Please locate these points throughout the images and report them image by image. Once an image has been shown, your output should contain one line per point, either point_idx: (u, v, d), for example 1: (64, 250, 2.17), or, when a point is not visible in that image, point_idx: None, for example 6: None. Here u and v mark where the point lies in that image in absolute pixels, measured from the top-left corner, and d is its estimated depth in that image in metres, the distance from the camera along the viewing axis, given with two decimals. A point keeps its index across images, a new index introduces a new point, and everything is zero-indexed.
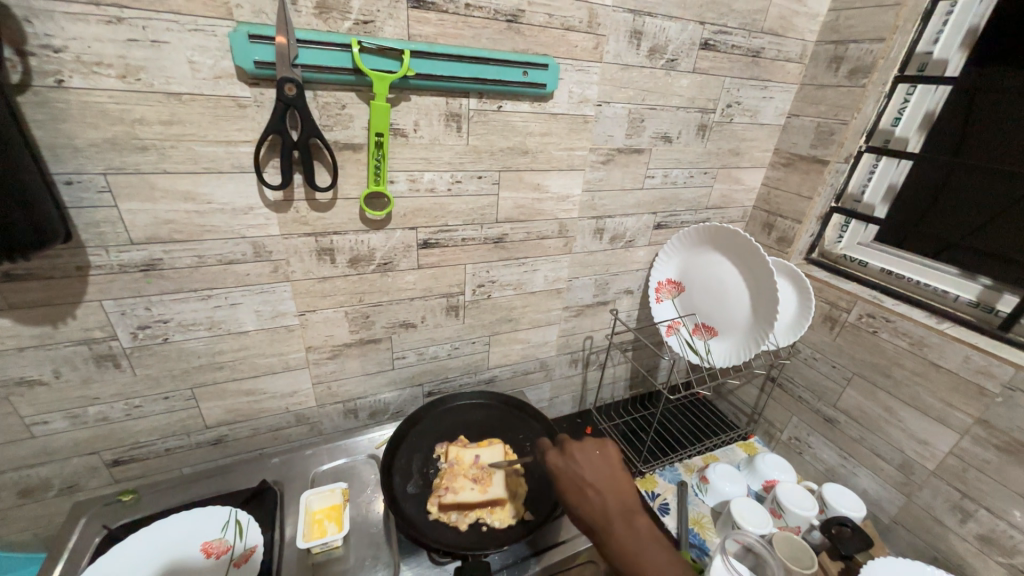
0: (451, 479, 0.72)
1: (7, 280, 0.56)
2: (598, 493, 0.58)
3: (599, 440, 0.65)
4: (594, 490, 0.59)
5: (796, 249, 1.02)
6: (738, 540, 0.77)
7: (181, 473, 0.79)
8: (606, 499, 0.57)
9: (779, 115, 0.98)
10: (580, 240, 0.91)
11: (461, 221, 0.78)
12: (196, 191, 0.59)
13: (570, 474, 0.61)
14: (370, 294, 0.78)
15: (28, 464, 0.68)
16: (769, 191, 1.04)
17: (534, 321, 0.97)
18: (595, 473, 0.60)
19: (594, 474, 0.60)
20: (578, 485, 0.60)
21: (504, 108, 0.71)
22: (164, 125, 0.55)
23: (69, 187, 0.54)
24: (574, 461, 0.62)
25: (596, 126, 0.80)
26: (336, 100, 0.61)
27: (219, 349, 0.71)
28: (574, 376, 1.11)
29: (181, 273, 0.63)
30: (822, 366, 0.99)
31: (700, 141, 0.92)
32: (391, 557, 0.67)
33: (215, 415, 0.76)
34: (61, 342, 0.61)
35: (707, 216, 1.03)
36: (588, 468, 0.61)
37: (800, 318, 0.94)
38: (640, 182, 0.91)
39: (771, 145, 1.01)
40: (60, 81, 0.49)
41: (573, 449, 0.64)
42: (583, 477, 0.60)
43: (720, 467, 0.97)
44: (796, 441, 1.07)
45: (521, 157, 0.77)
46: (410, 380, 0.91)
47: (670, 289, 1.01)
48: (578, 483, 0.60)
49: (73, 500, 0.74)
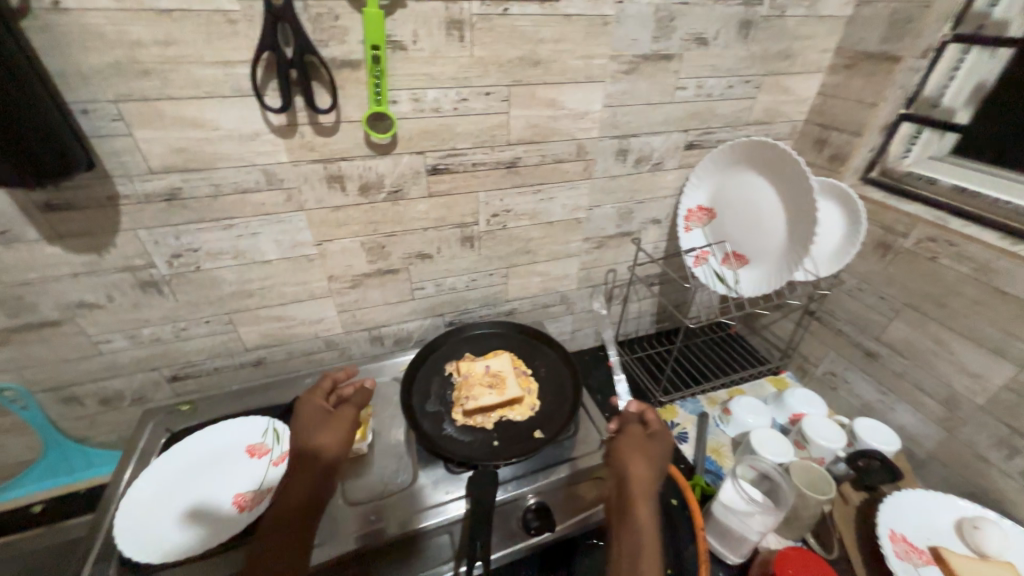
0: (468, 388, 0.77)
1: (50, 210, 0.61)
2: (654, 465, 0.68)
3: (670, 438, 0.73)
4: (653, 462, 0.68)
5: (851, 167, 0.90)
6: (753, 466, 0.76)
7: (230, 390, 0.88)
8: (656, 471, 0.67)
9: (844, 4, 0.83)
10: (601, 163, 0.85)
11: (470, 144, 0.74)
12: (202, 117, 0.60)
13: (640, 453, 0.68)
14: (384, 224, 0.78)
15: (102, 377, 0.78)
16: (824, 101, 0.91)
17: (553, 253, 0.95)
18: (662, 457, 0.70)
19: (662, 456, 0.70)
20: (648, 450, 0.69)
21: (510, 11, 0.65)
22: (162, 46, 0.54)
23: (85, 117, 0.56)
24: (650, 451, 0.69)
25: (617, 28, 0.71)
26: (327, 11, 0.58)
27: (247, 277, 0.75)
28: (596, 309, 1.09)
29: (202, 203, 0.66)
30: (868, 298, 0.90)
31: (742, 42, 0.80)
32: (412, 465, 0.72)
33: (252, 339, 0.83)
34: (108, 268, 0.67)
35: (747, 133, 0.93)
36: (661, 450, 0.70)
37: (846, 244, 0.85)
38: (669, 95, 0.82)
39: (832, 43, 0.87)
40: (55, 2, 0.49)
41: (665, 437, 0.72)
42: (652, 452, 0.70)
43: (743, 399, 0.95)
44: (831, 376, 1.02)
45: (533, 68, 0.70)
46: (430, 310, 0.93)
47: (700, 216, 0.93)
48: (643, 472, 0.65)
49: (144, 409, 0.85)
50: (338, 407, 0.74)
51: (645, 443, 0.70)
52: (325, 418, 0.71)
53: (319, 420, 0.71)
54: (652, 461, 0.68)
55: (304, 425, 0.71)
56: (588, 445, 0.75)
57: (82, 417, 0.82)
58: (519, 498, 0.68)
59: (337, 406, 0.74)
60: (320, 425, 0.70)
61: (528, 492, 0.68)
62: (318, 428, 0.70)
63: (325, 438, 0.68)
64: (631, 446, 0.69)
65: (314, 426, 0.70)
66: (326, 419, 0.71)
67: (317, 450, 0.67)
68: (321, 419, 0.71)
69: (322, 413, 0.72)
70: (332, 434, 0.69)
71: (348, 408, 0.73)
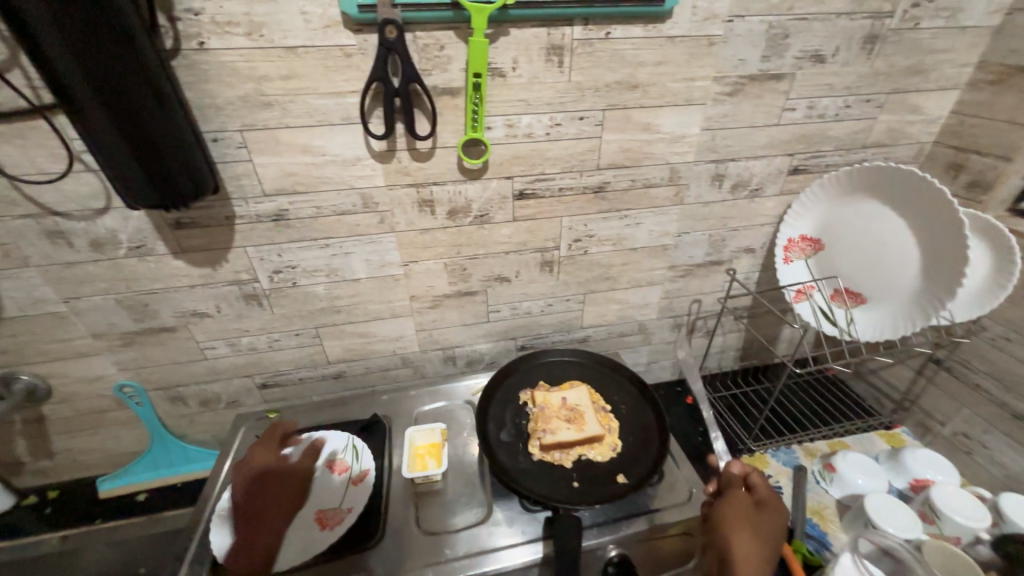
0: (545, 421, 0.73)
1: (179, 227, 0.67)
2: (762, 539, 0.60)
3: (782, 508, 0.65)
4: (759, 536, 0.60)
5: (997, 196, 0.78)
6: (872, 540, 0.66)
7: (311, 400, 0.91)
8: (763, 547, 0.59)
9: (994, 12, 0.72)
10: (694, 188, 0.80)
11: (559, 169, 0.73)
12: (313, 144, 0.63)
13: (744, 520, 0.62)
14: (468, 246, 0.78)
15: (204, 380, 0.84)
16: (962, 120, 0.80)
17: (634, 280, 0.90)
18: (769, 530, 0.62)
19: (771, 529, 0.62)
20: (754, 521, 0.62)
21: (612, 35, 0.63)
22: (285, 79, 0.58)
23: (215, 144, 0.61)
24: (756, 520, 0.62)
25: (724, 48, 0.67)
26: (434, 41, 0.59)
27: (337, 294, 0.78)
28: (675, 341, 1.02)
29: (304, 223, 0.70)
30: (1019, 350, 0.76)
31: (865, 58, 0.72)
32: (485, 497, 0.70)
33: (335, 352, 0.86)
34: (219, 281, 0.73)
35: (863, 156, 0.83)
36: (769, 522, 0.62)
37: (990, 288, 0.73)
38: (775, 116, 0.75)
39: (974, 55, 0.76)
40: (201, 43, 0.54)
41: (774, 508, 0.64)
42: (758, 523, 0.62)
43: (851, 456, 0.83)
44: (964, 437, 0.86)
45: (630, 91, 0.68)
46: (503, 333, 0.92)
47: (803, 247, 0.84)
48: (749, 542, 0.59)
49: (236, 412, 0.90)
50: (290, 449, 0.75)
51: (750, 513, 0.63)
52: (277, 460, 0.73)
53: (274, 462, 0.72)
54: (759, 534, 0.60)
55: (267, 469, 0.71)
56: (673, 497, 0.70)
57: (184, 415, 0.89)
58: (600, 547, 0.64)
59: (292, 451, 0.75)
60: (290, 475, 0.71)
61: (609, 542, 0.64)
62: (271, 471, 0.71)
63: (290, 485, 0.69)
64: (736, 512, 0.63)
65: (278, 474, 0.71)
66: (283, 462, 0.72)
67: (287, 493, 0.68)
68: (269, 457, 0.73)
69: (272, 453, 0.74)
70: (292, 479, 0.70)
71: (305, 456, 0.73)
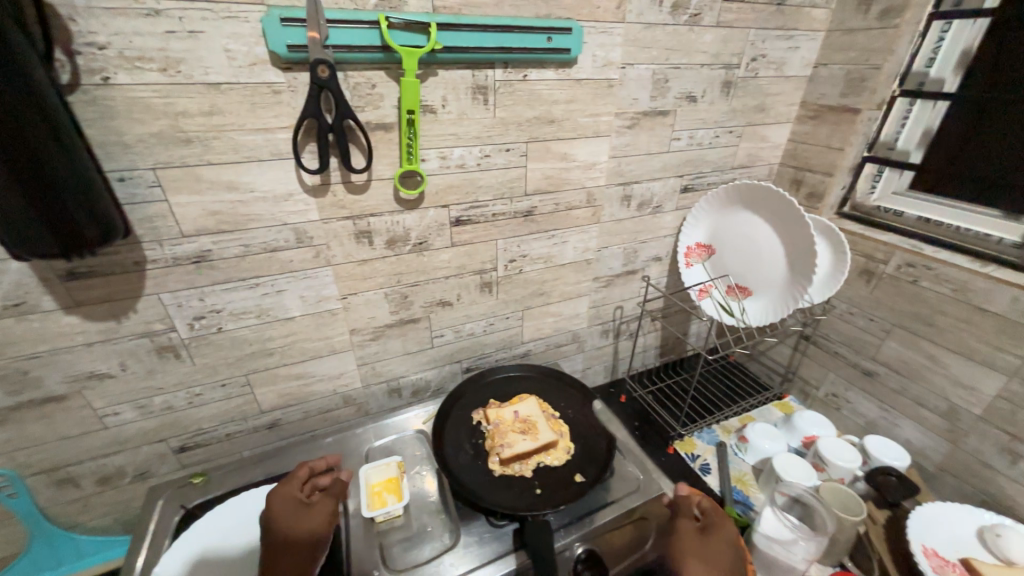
0: (502, 436, 0.76)
1: (72, 278, 0.59)
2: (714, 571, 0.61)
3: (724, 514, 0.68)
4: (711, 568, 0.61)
5: (828, 203, 1.00)
6: (784, 492, 0.78)
7: (242, 457, 0.83)
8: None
9: (806, 66, 0.95)
10: (609, 208, 0.91)
11: (491, 196, 0.78)
12: (239, 180, 0.61)
13: (696, 548, 0.64)
14: (408, 274, 0.79)
15: (104, 454, 0.72)
16: (797, 146, 1.02)
17: (566, 294, 0.98)
18: (721, 557, 0.63)
19: (721, 556, 0.63)
20: (705, 553, 0.63)
21: (529, 77, 0.71)
22: (207, 116, 0.56)
23: (122, 183, 0.56)
24: (707, 541, 0.65)
25: (621, 89, 0.79)
26: (366, 80, 0.61)
27: (269, 335, 0.73)
28: (606, 346, 1.12)
29: (230, 263, 0.65)
30: (859, 320, 0.98)
31: (725, 98, 0.90)
32: (450, 522, 0.70)
33: (268, 400, 0.79)
34: (125, 335, 0.64)
35: (733, 176, 1.02)
36: (720, 550, 0.63)
37: (835, 271, 0.93)
38: (666, 145, 0.89)
39: (798, 97, 0.98)
40: (106, 78, 0.50)
41: (721, 532, 0.65)
42: (710, 554, 0.63)
43: (758, 426, 0.98)
44: (834, 396, 1.07)
45: (548, 126, 0.76)
46: (449, 357, 0.93)
47: (700, 253, 1.01)
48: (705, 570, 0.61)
49: (146, 486, 0.78)
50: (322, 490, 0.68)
51: (699, 545, 0.64)
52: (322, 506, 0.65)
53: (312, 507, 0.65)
54: (711, 566, 0.61)
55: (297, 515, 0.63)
56: (626, 487, 0.76)
57: (75, 501, 0.75)
58: (568, 548, 0.68)
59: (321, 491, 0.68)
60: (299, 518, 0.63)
61: (575, 541, 0.68)
62: (303, 516, 0.63)
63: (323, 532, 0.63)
64: (688, 543, 0.65)
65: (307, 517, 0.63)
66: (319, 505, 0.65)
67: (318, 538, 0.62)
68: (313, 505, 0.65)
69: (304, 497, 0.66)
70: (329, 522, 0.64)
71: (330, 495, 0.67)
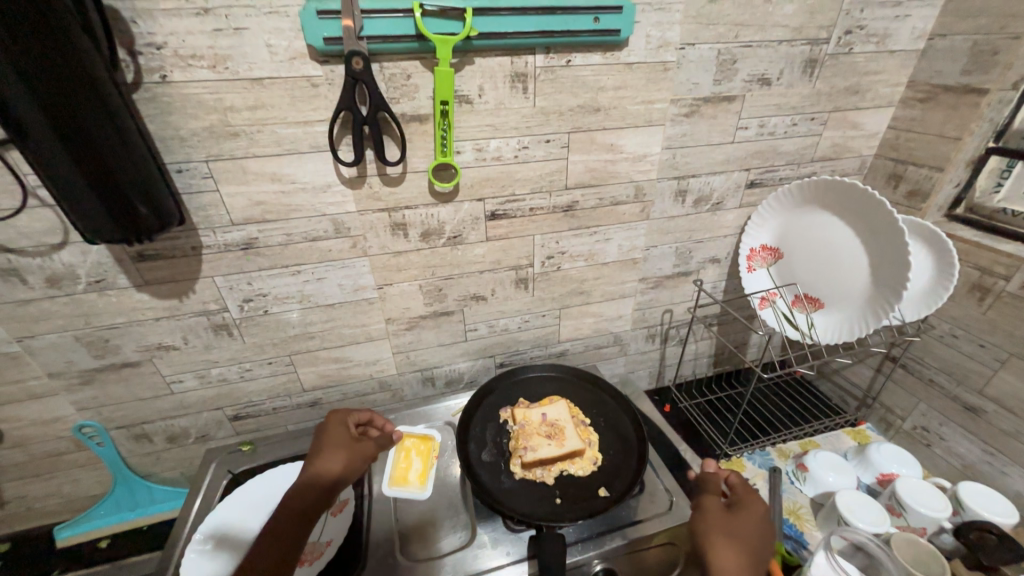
0: (526, 438, 0.74)
1: (141, 259, 0.65)
2: (741, 548, 0.57)
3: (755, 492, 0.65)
4: (740, 544, 0.58)
5: (934, 203, 0.84)
6: (846, 537, 0.68)
7: (287, 430, 0.89)
8: (747, 557, 0.57)
9: (917, 37, 0.79)
10: (659, 204, 0.83)
11: (529, 189, 0.75)
12: (282, 172, 0.63)
13: (719, 517, 0.62)
14: (442, 267, 0.78)
15: (171, 416, 0.81)
16: (898, 135, 0.86)
17: (608, 294, 0.92)
18: (750, 535, 0.59)
19: (750, 532, 0.60)
20: (733, 528, 0.60)
21: (573, 62, 0.66)
22: (251, 110, 0.58)
23: (180, 175, 0.60)
24: (735, 512, 0.62)
25: (678, 73, 0.71)
26: (401, 70, 0.60)
27: (310, 320, 0.77)
28: (651, 350, 1.05)
29: (274, 251, 0.69)
30: (964, 345, 0.82)
31: (807, 80, 0.78)
32: (468, 519, 0.70)
33: (311, 379, 0.84)
34: (186, 313, 0.71)
35: (813, 170, 0.89)
36: (748, 527, 0.60)
37: (936, 288, 0.78)
38: (730, 135, 0.80)
39: (904, 76, 0.83)
40: (164, 76, 0.54)
41: (750, 509, 0.62)
42: (739, 530, 0.60)
43: (821, 454, 0.85)
44: (922, 430, 0.91)
45: (593, 114, 0.71)
46: (482, 352, 0.92)
47: (764, 256, 0.89)
48: (726, 538, 0.59)
49: (207, 447, 0.87)
50: (362, 437, 0.70)
51: (728, 520, 0.61)
52: (349, 446, 0.67)
53: (338, 444, 0.67)
54: (739, 542, 0.58)
55: (325, 447, 0.67)
56: (656, 507, 0.71)
57: (150, 453, 0.85)
58: (586, 563, 0.65)
59: (361, 437, 0.70)
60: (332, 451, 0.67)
61: (594, 557, 0.65)
62: (329, 452, 0.66)
63: (335, 470, 0.65)
64: (712, 512, 0.63)
65: (329, 452, 0.66)
66: (348, 444, 0.68)
67: (329, 474, 0.64)
68: (344, 442, 0.68)
69: (345, 436, 0.68)
70: (346, 465, 0.65)
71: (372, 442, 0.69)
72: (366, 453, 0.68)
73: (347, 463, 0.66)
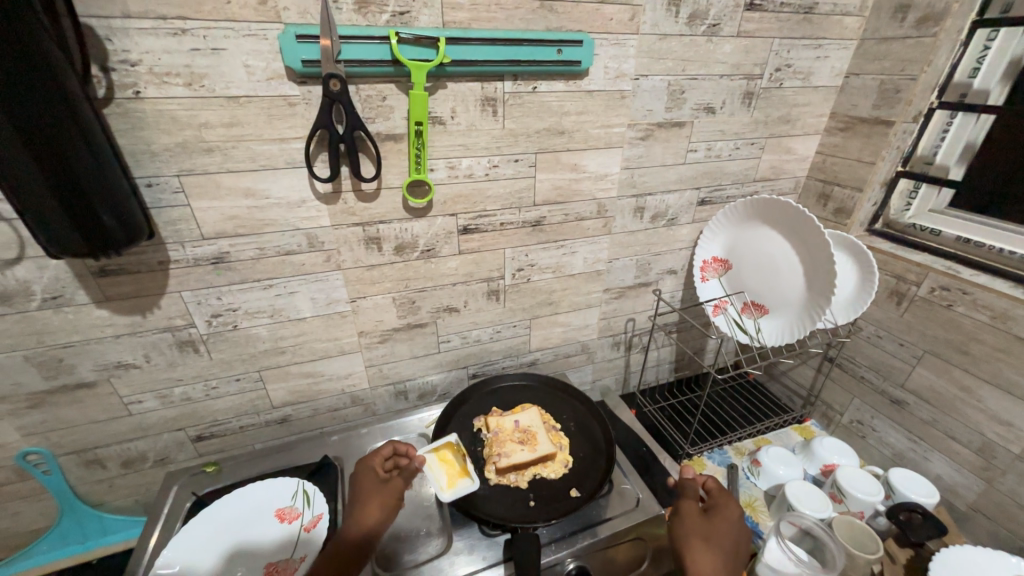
0: (500, 445, 0.76)
1: (103, 275, 0.63)
2: (717, 551, 0.62)
3: (728, 497, 0.69)
4: (716, 547, 0.62)
5: (857, 220, 0.95)
6: (794, 523, 0.74)
7: (253, 449, 0.87)
8: (721, 557, 0.61)
9: (836, 75, 0.91)
10: (620, 220, 0.90)
11: (499, 206, 0.79)
12: (255, 188, 0.64)
13: (697, 522, 0.66)
14: (415, 280, 0.80)
15: (128, 438, 0.78)
16: (824, 159, 0.97)
17: (575, 304, 0.97)
18: (725, 538, 0.64)
19: (725, 534, 0.64)
20: (710, 532, 0.64)
21: (539, 89, 0.71)
22: (226, 127, 0.59)
23: (149, 189, 0.60)
24: (716, 519, 0.66)
25: (633, 100, 0.78)
26: (377, 93, 0.63)
27: (281, 334, 0.77)
28: (616, 358, 1.10)
29: (246, 265, 0.69)
30: (888, 345, 0.92)
31: (746, 109, 0.87)
32: (443, 527, 0.71)
33: (280, 396, 0.83)
34: (149, 329, 0.69)
35: (755, 189, 0.98)
36: (724, 531, 0.64)
37: (860, 293, 0.88)
38: (682, 157, 0.88)
39: (827, 108, 0.94)
40: (137, 92, 0.55)
41: (725, 512, 0.67)
42: (715, 533, 0.64)
43: (772, 450, 0.92)
44: (858, 424, 1.01)
45: (558, 137, 0.76)
46: (455, 363, 0.94)
47: (717, 267, 0.98)
48: (703, 543, 0.63)
49: (166, 470, 0.84)
50: (391, 476, 0.70)
51: (703, 523, 0.66)
52: (380, 490, 0.68)
53: (368, 490, 0.67)
54: (715, 545, 0.62)
55: (358, 494, 0.67)
56: (624, 505, 0.75)
57: (103, 480, 0.81)
58: (559, 562, 0.67)
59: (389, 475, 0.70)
60: (368, 494, 0.67)
61: (567, 556, 0.68)
62: (365, 498, 0.66)
63: (372, 516, 0.64)
64: (693, 518, 0.66)
65: (363, 498, 0.66)
66: (378, 487, 0.68)
67: (368, 520, 0.64)
68: (374, 486, 0.68)
69: (375, 479, 0.69)
70: (381, 507, 0.66)
71: (399, 480, 0.70)
72: (397, 492, 0.68)
73: (385, 506, 0.66)
